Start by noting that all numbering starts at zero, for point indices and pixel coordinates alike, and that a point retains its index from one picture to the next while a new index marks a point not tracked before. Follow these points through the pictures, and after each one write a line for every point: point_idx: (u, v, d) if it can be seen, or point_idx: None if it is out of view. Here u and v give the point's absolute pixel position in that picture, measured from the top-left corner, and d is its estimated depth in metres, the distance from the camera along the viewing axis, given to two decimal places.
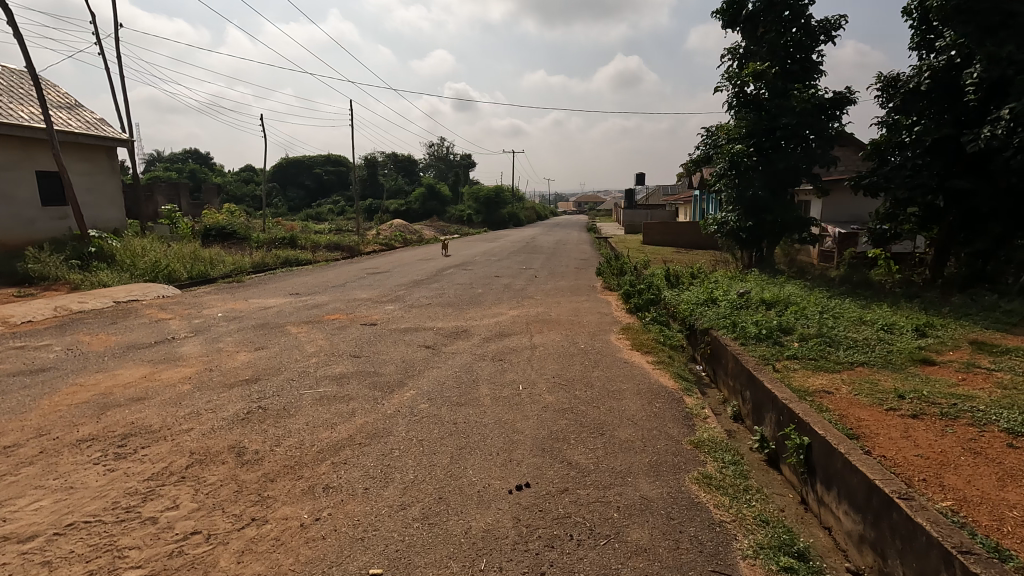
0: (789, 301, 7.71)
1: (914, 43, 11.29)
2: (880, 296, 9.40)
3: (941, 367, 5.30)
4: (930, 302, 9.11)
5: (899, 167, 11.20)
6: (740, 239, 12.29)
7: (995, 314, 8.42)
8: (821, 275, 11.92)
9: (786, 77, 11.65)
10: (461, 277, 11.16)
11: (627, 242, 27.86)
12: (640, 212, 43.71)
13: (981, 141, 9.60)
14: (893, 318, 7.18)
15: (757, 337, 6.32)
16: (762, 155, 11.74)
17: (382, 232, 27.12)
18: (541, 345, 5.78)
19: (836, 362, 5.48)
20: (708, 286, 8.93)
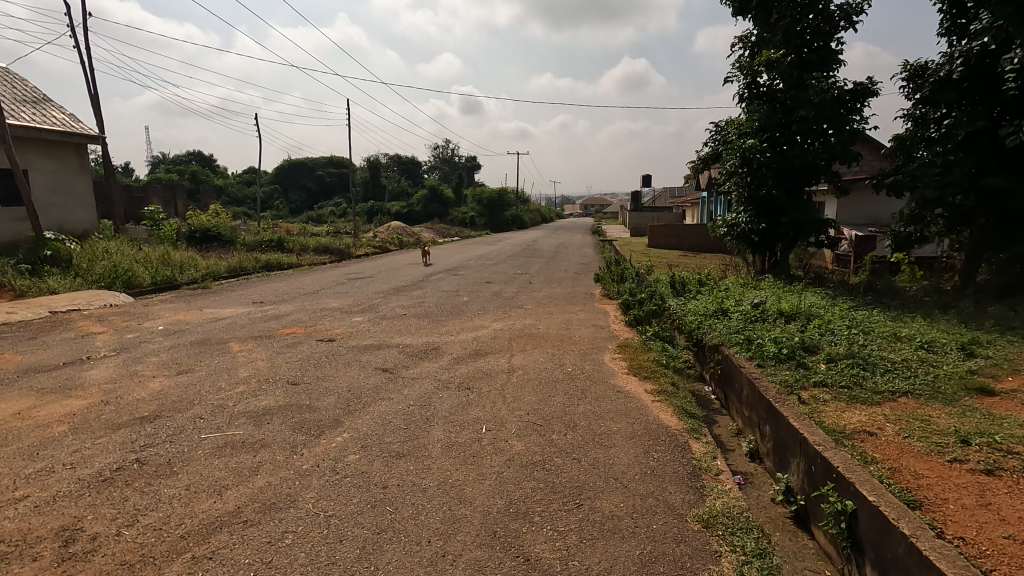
0: (811, 313, 6.80)
1: (943, 29, 10.36)
2: (910, 307, 8.47)
3: (1004, 400, 4.38)
4: (967, 314, 8.17)
5: (928, 164, 10.26)
6: (751, 243, 11.34)
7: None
8: (840, 282, 10.99)
9: (802, 66, 10.73)
10: (448, 283, 10.30)
11: (633, 245, 26.91)
12: (646, 214, 42.74)
13: (1022, 134, 8.65)
14: (932, 335, 6.27)
15: (776, 358, 5.40)
16: (776, 151, 10.82)
17: (379, 235, 26.32)
18: (520, 366, 4.91)
19: (874, 392, 4.54)
20: (718, 295, 8.03)
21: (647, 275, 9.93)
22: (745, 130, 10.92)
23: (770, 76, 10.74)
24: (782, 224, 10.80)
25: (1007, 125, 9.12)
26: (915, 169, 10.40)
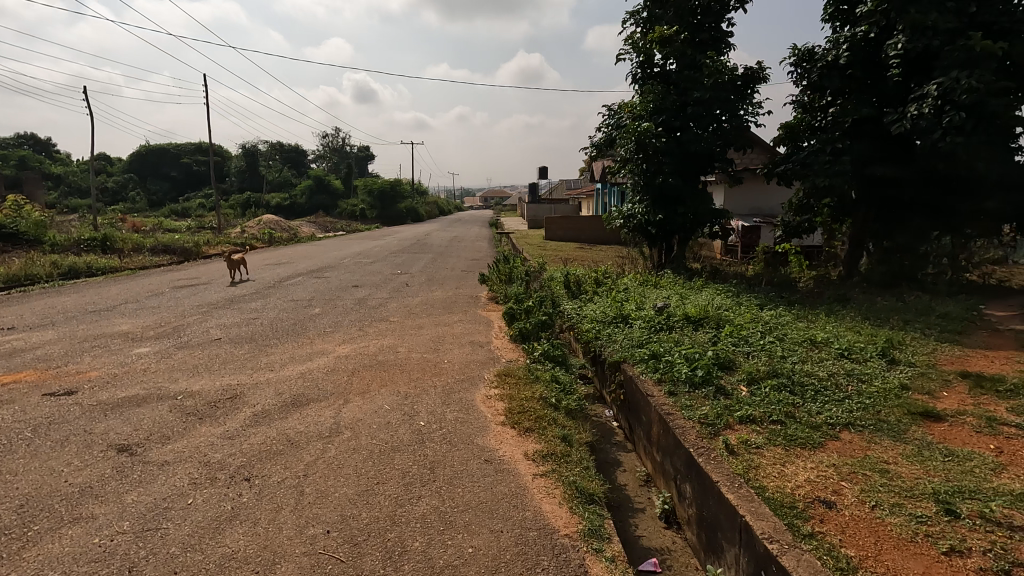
0: (721, 317, 5.92)
1: (827, 15, 10.26)
2: (810, 303, 8.05)
3: (956, 429, 3.62)
4: (865, 308, 7.89)
5: (817, 153, 10.00)
6: (648, 235, 10.58)
7: (940, 325, 7.28)
8: (735, 275, 10.59)
9: (695, 46, 10.03)
10: (303, 290, 8.47)
11: (529, 238, 26.03)
12: (544, 206, 42.33)
13: (907, 121, 8.66)
14: (848, 339, 5.62)
15: (689, 382, 4.35)
16: (671, 137, 10.06)
17: (246, 230, 23.16)
18: (351, 425, 3.38)
19: (812, 428, 3.59)
20: (618, 297, 7.01)
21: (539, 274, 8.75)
22: (639, 113, 10.06)
23: (664, 56, 9.95)
24: (679, 215, 10.13)
25: (890, 112, 9.08)
26: (805, 157, 10.14)
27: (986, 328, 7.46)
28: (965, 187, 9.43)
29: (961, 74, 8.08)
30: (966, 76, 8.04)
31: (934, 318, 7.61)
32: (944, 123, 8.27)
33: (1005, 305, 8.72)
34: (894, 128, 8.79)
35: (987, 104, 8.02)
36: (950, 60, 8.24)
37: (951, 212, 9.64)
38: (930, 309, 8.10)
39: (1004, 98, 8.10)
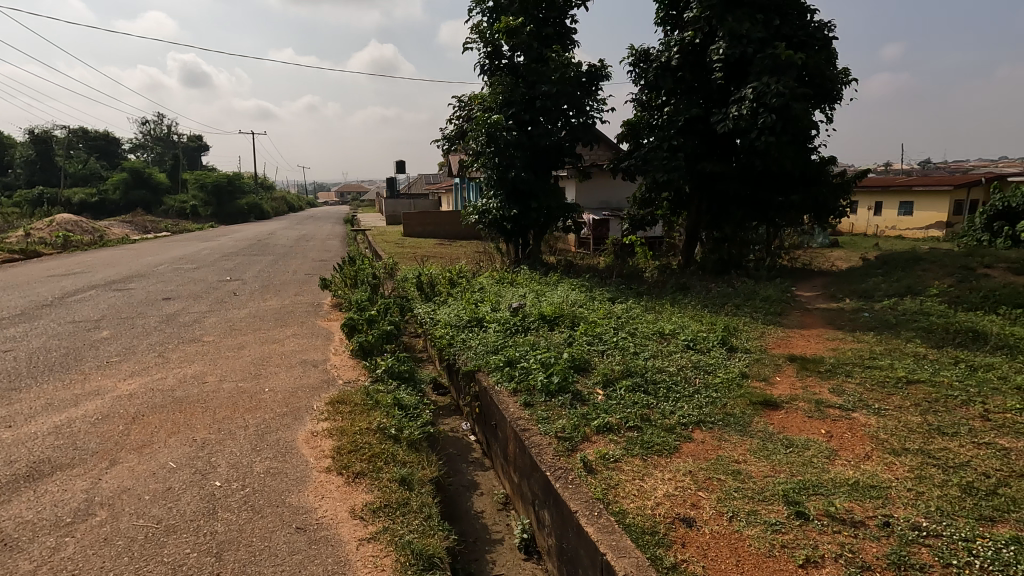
0: (576, 315, 5.79)
1: (659, 18, 10.84)
2: (657, 294, 8.39)
3: (792, 417, 3.73)
4: (703, 296, 8.41)
5: (655, 149, 10.56)
6: (504, 230, 10.39)
7: (764, 308, 7.98)
8: (588, 268, 10.85)
9: (541, 40, 9.97)
10: (92, 308, 6.89)
11: (387, 235, 24.84)
12: (403, 202, 40.97)
13: (730, 120, 9.40)
14: (692, 329, 5.80)
15: (544, 391, 4.06)
16: (522, 130, 9.93)
17: (32, 232, 19.04)
18: (109, 505, 2.51)
19: (667, 431, 3.47)
20: (472, 298, 6.62)
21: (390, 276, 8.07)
22: (488, 105, 9.77)
23: (511, 47, 9.75)
24: (533, 210, 10.06)
25: (715, 112, 9.84)
26: (646, 153, 10.66)
27: (799, 308, 8.34)
28: (776, 182, 10.59)
29: (771, 79, 8.97)
30: (775, 82, 8.94)
31: (759, 302, 8.34)
32: (759, 123, 9.14)
33: (811, 286, 9.91)
34: (720, 127, 9.55)
35: (792, 108, 9.00)
36: (762, 66, 9.12)
37: (766, 204, 10.79)
38: (755, 293, 8.89)
39: (804, 102, 9.16)
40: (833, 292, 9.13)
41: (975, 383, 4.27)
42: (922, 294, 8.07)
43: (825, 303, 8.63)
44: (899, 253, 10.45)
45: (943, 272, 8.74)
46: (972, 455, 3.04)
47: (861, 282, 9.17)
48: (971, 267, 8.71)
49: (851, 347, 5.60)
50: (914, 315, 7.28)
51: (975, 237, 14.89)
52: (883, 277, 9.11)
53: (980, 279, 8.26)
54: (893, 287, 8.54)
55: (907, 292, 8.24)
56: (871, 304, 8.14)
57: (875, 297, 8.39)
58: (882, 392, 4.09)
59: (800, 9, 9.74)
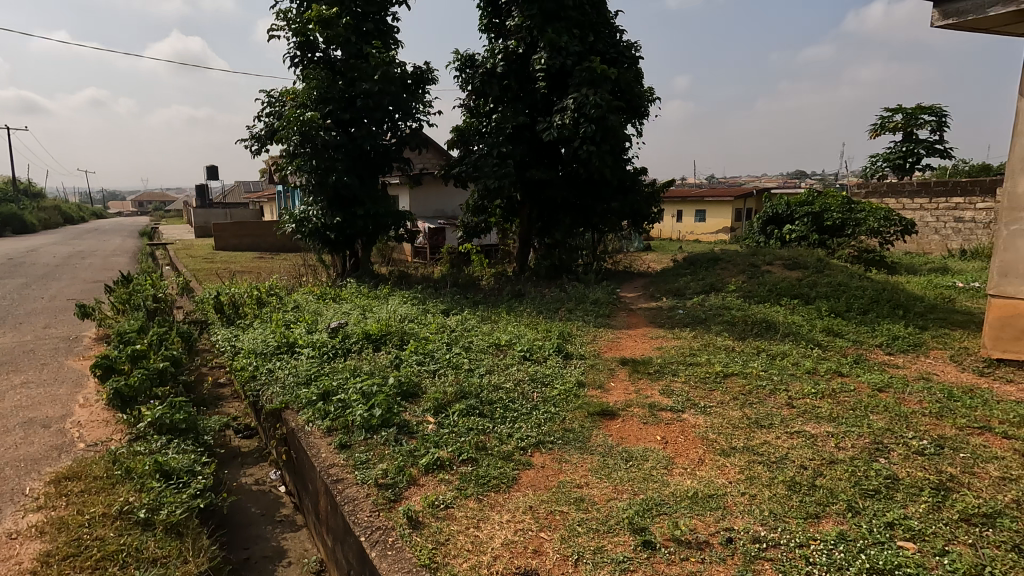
0: (406, 332, 5.23)
1: (483, 25, 10.78)
2: (493, 302, 8.16)
3: (628, 425, 3.62)
4: (537, 302, 8.40)
5: (485, 156, 10.46)
6: (327, 240, 9.39)
7: (594, 311, 8.20)
8: (422, 278, 10.34)
9: (360, 34, 9.23)
10: None
11: (193, 249, 21.62)
12: (215, 211, 36.41)
13: (554, 129, 9.64)
14: (528, 338, 5.59)
15: (365, 427, 3.44)
16: (342, 131, 9.07)
17: None
18: None
19: (504, 459, 3.11)
20: (285, 318, 5.69)
21: (180, 297, 6.68)
22: (301, 101, 8.74)
23: (325, 40, 8.84)
24: (359, 217, 9.24)
25: (541, 121, 10.04)
26: (476, 160, 10.51)
27: (624, 309, 8.76)
28: (598, 190, 11.16)
29: (589, 91, 9.37)
30: (593, 94, 9.36)
31: (589, 305, 8.58)
32: (581, 133, 9.50)
33: (633, 287, 10.57)
34: (545, 135, 9.74)
35: (608, 119, 9.51)
36: (581, 78, 9.49)
37: (590, 211, 11.32)
38: (585, 297, 9.16)
39: (619, 115, 9.73)
40: (652, 292, 9.81)
41: (775, 372, 4.64)
42: (724, 290, 8.99)
43: (646, 303, 9.20)
44: (701, 255, 11.68)
45: (737, 270, 9.88)
46: (788, 446, 3.15)
47: (674, 282, 9.99)
48: (757, 265, 9.99)
49: (672, 344, 5.87)
50: (718, 309, 8.04)
51: (754, 239, 17.47)
52: (691, 276, 10.04)
53: (765, 274, 9.48)
54: (700, 285, 9.41)
55: (712, 289, 9.14)
56: (684, 301, 8.85)
57: (686, 295, 9.15)
58: (706, 389, 4.20)
59: (611, 28, 10.40)
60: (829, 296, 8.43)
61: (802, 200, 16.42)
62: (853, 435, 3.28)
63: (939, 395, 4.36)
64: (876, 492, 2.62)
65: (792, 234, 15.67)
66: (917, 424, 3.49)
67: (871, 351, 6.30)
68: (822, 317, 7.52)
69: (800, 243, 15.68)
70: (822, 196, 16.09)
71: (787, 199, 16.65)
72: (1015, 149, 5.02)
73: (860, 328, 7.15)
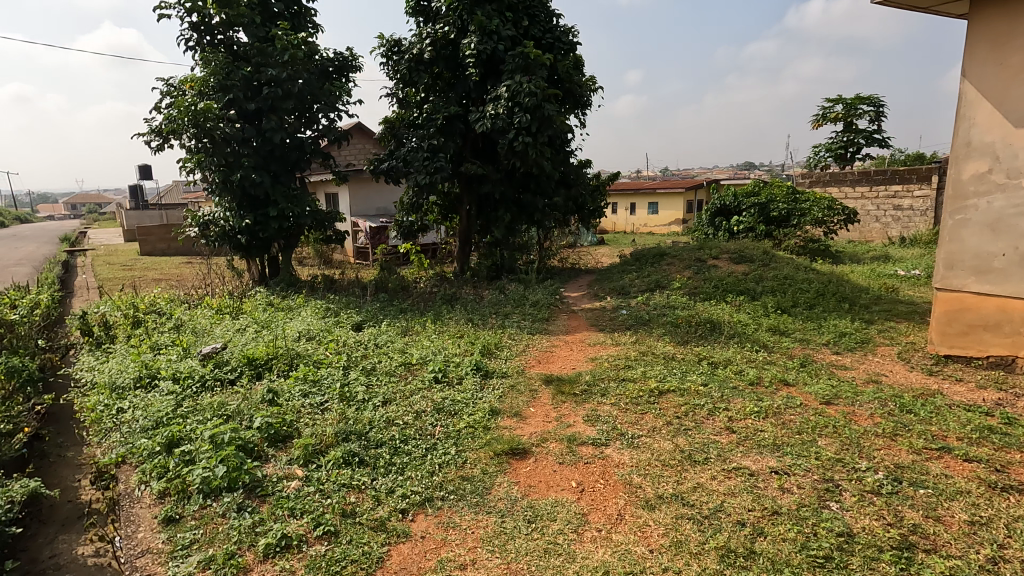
0: (299, 354, 4.48)
1: (410, 9, 9.99)
2: (421, 309, 7.45)
3: (541, 466, 3.03)
4: (471, 307, 7.75)
5: (416, 149, 9.74)
6: (238, 245, 8.44)
7: (531, 315, 7.61)
8: (351, 283, 9.55)
9: (268, 16, 8.30)
10: None
11: (116, 255, 20.04)
12: (148, 213, 34.21)
13: (487, 119, 9.00)
14: (446, 353, 4.94)
15: (205, 491, 2.71)
16: (248, 123, 8.10)
17: None
18: None
19: (376, 530, 2.46)
20: (159, 341, 4.86)
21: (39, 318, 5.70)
22: (198, 90, 7.77)
23: (226, 20, 7.87)
24: (273, 218, 8.25)
25: (474, 111, 9.37)
26: (406, 154, 9.78)
27: (564, 311, 8.22)
28: (539, 185, 10.60)
29: (523, 78, 8.77)
30: (527, 81, 8.75)
31: (527, 309, 7.99)
32: (515, 123, 8.87)
33: (578, 285, 10.06)
34: (477, 126, 9.07)
35: (544, 108, 8.91)
36: (513, 64, 8.87)
37: (531, 207, 10.76)
38: (524, 299, 8.57)
39: (555, 104, 9.16)
40: (596, 291, 9.32)
41: (714, 385, 4.13)
42: (668, 288, 8.56)
43: (589, 303, 8.69)
44: (647, 249, 11.27)
45: (682, 265, 9.49)
46: (725, 492, 2.60)
47: (618, 280, 9.52)
48: (703, 259, 9.62)
49: (609, 353, 5.33)
50: (660, 310, 7.57)
51: (703, 231, 17.33)
52: (634, 273, 9.60)
53: (711, 269, 9.12)
54: (643, 283, 8.95)
55: (656, 286, 8.69)
56: (627, 300, 8.37)
57: (629, 293, 8.68)
58: (636, 413, 3.63)
59: (546, 12, 9.80)
60: (775, 291, 8.11)
61: (749, 190, 16.32)
62: (800, 472, 2.76)
63: (891, 406, 3.94)
64: (826, 560, 2.10)
65: (740, 226, 15.55)
66: (869, 450, 3.02)
67: (818, 351, 5.94)
68: (768, 315, 7.15)
69: (748, 234, 15.58)
70: (768, 186, 16.02)
71: (734, 190, 16.54)
72: (958, 135, 4.66)
73: (807, 324, 6.81)
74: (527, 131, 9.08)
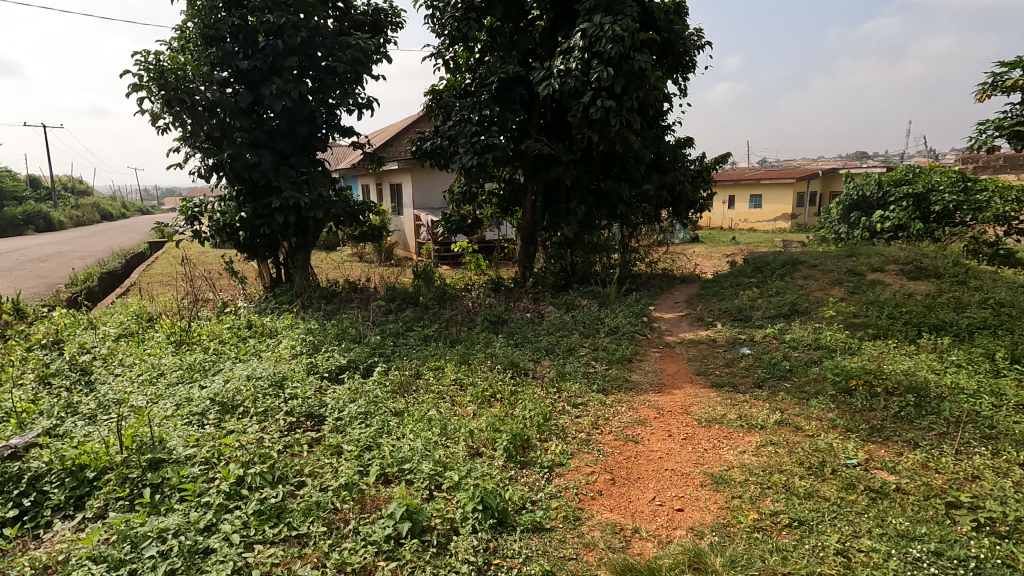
0: (171, 457, 2.49)
1: None
2: (452, 343, 5.34)
3: None
4: (521, 339, 5.53)
5: (464, 122, 7.62)
6: (237, 243, 6.77)
7: (605, 353, 5.26)
8: (381, 292, 7.66)
9: None
10: None
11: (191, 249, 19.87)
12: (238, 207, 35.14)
13: (555, 78, 6.72)
14: (443, 455, 2.78)
15: None
16: (247, 90, 6.32)
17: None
18: None
19: None
20: (9, 401, 3.11)
21: None
22: (182, 45, 6.08)
23: None
24: (277, 209, 6.46)
25: (537, 69, 7.12)
26: (452, 129, 7.70)
27: (654, 345, 5.77)
28: (625, 169, 8.29)
29: (605, 19, 6.42)
30: (610, 22, 6.40)
31: (601, 341, 5.64)
32: (592, 82, 6.54)
33: (671, 302, 7.55)
34: (541, 87, 6.81)
35: (633, 59, 6.49)
36: (592, 1, 6.55)
37: (613, 199, 8.37)
38: (598, 323, 6.24)
39: (648, 54, 6.73)
40: (697, 314, 6.78)
41: None
42: (812, 315, 5.85)
43: (689, 334, 6.17)
44: (768, 254, 8.47)
45: (825, 278, 6.69)
46: None
47: (729, 297, 6.91)
48: (857, 271, 6.75)
49: (744, 463, 2.90)
50: (807, 356, 4.96)
51: (833, 230, 13.86)
52: (751, 288, 6.95)
53: (876, 288, 6.26)
54: (769, 305, 6.30)
55: (791, 311, 6.02)
56: (748, 333, 5.77)
57: (750, 322, 6.07)
58: None
59: None
60: (995, 327, 5.17)
61: (898, 178, 12.74)
62: None
63: None
64: None
65: (887, 223, 12.10)
66: None
67: None
68: (1000, 373, 4.32)
69: (897, 234, 12.09)
70: (927, 172, 12.37)
71: (877, 178, 13.03)
72: None
73: None
74: (608, 92, 6.72)
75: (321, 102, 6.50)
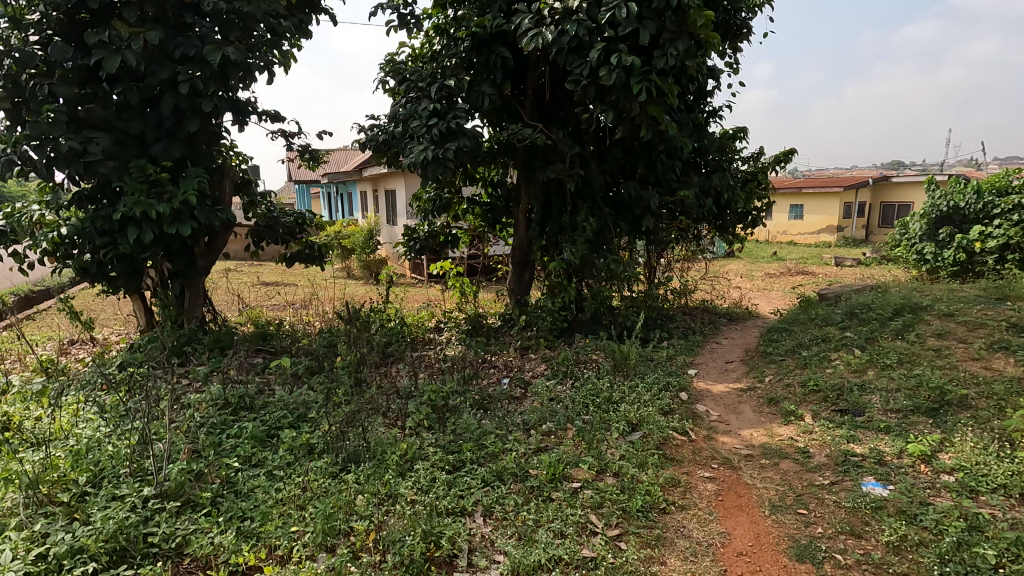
0: None
1: None
2: (345, 469, 3.04)
3: None
4: (471, 454, 3.21)
5: (420, 98, 5.31)
6: (79, 271, 4.59)
7: (617, 499, 2.88)
8: (302, 339, 5.42)
9: None
10: None
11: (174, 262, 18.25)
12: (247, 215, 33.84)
13: (550, 22, 4.39)
14: None
15: None
16: (73, 40, 4.13)
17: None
18: None
19: None
20: None
21: None
22: None
23: None
24: (122, 222, 4.27)
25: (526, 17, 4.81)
26: (405, 108, 5.39)
27: (703, 464, 3.36)
28: (653, 167, 5.90)
29: None
30: None
31: (610, 460, 3.27)
32: (605, 27, 4.20)
33: (721, 362, 5.14)
34: (527, 40, 4.47)
35: None
36: None
37: (637, 209, 5.99)
38: (607, 413, 3.87)
39: None
40: (765, 391, 4.36)
41: None
42: (981, 415, 3.39)
43: (759, 435, 3.76)
44: (858, 289, 5.99)
45: (976, 340, 4.19)
46: None
47: (816, 362, 4.46)
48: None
49: None
50: (1016, 527, 2.50)
51: (914, 250, 11.18)
52: (850, 351, 4.48)
53: None
54: (891, 389, 3.84)
55: (936, 405, 3.55)
56: (871, 449, 3.31)
57: (866, 420, 3.62)
58: None
59: None
60: None
61: (1002, 185, 10.07)
62: None
63: None
64: None
65: (991, 241, 9.44)
66: None
67: None
68: None
69: (1005, 256, 9.40)
70: None
71: (973, 184, 10.38)
72: None
73: None
74: (631, 45, 4.37)
75: (187, 57, 4.21)
